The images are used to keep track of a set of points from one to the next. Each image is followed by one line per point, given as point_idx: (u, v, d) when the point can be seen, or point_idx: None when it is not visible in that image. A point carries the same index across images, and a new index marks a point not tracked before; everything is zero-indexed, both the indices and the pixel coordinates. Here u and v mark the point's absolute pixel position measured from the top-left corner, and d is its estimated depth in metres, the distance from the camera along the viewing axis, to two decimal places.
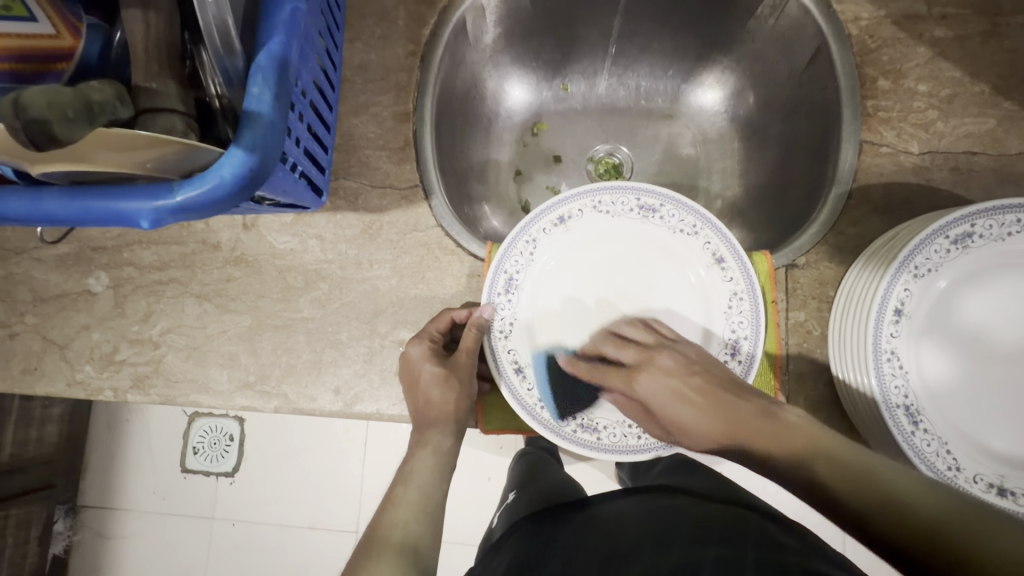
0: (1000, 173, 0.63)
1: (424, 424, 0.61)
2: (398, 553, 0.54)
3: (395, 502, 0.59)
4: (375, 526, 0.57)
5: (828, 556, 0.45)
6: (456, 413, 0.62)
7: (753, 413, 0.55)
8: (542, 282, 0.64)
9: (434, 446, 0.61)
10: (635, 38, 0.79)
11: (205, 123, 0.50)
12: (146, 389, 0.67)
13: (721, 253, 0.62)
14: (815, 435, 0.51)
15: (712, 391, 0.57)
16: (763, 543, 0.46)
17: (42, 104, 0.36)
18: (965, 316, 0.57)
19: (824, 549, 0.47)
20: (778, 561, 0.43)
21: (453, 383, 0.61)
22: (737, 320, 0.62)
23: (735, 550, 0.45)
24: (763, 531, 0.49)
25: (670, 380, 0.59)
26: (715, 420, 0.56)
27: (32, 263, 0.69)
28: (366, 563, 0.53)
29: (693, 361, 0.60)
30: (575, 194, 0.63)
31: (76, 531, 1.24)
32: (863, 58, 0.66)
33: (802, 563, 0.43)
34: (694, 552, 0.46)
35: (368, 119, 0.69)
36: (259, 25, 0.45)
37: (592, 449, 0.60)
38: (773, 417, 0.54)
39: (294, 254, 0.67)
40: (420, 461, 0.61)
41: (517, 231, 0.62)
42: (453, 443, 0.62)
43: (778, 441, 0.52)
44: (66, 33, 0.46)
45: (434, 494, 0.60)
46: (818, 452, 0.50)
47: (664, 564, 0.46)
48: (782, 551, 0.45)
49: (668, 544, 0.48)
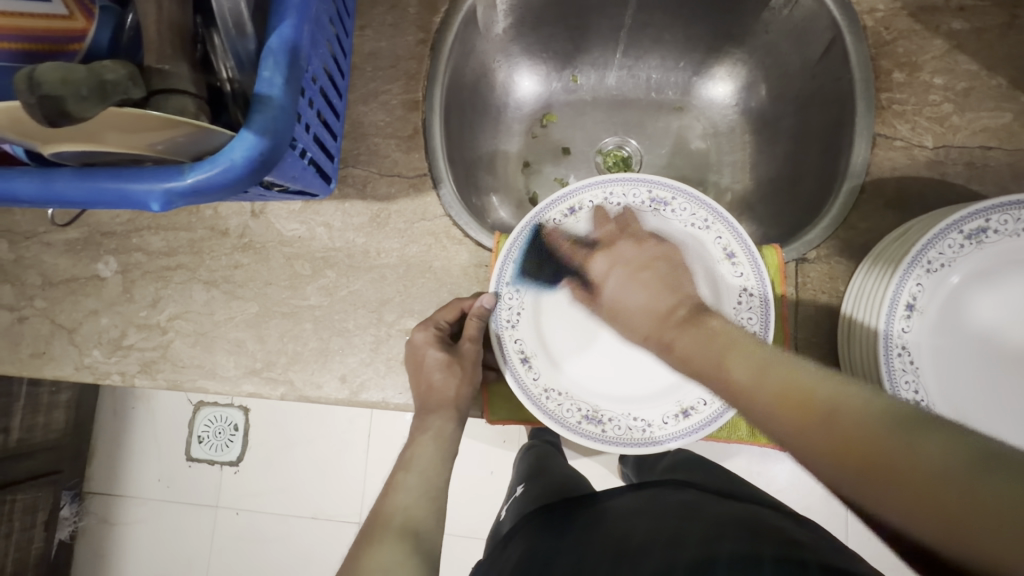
0: (1015, 168, 0.62)
1: (425, 408, 0.61)
2: (402, 539, 0.53)
3: (396, 487, 0.58)
4: (377, 511, 0.57)
5: (846, 553, 0.45)
6: (457, 400, 0.62)
7: (690, 325, 0.50)
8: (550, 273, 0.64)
9: (436, 433, 0.61)
10: (647, 29, 0.78)
11: (216, 108, 0.50)
12: (154, 374, 0.67)
13: (731, 248, 0.61)
14: (733, 342, 0.46)
15: (658, 286, 0.56)
16: (779, 539, 0.46)
17: (57, 80, 0.34)
18: (979, 313, 0.56)
19: (838, 543, 0.47)
20: (796, 555, 0.42)
21: (456, 370, 0.61)
22: (746, 317, 0.60)
23: (755, 544, 0.44)
24: (779, 527, 0.49)
25: (618, 264, 0.59)
26: (639, 312, 0.55)
27: (41, 247, 0.69)
28: (366, 546, 0.53)
29: (651, 257, 0.59)
30: (587, 184, 0.63)
31: (82, 516, 1.25)
32: (879, 50, 0.65)
33: (817, 556, 0.42)
34: (709, 546, 0.45)
35: (377, 107, 0.69)
36: (270, 9, 0.45)
37: (597, 441, 0.59)
38: (700, 328, 0.49)
39: (302, 242, 0.67)
40: (421, 447, 0.61)
41: (528, 221, 0.62)
42: (455, 428, 0.62)
43: (698, 343, 0.48)
44: (78, 14, 0.46)
45: (435, 479, 0.60)
46: (733, 355, 0.45)
47: (679, 559, 0.45)
48: (797, 546, 0.44)
49: (685, 540, 0.47)
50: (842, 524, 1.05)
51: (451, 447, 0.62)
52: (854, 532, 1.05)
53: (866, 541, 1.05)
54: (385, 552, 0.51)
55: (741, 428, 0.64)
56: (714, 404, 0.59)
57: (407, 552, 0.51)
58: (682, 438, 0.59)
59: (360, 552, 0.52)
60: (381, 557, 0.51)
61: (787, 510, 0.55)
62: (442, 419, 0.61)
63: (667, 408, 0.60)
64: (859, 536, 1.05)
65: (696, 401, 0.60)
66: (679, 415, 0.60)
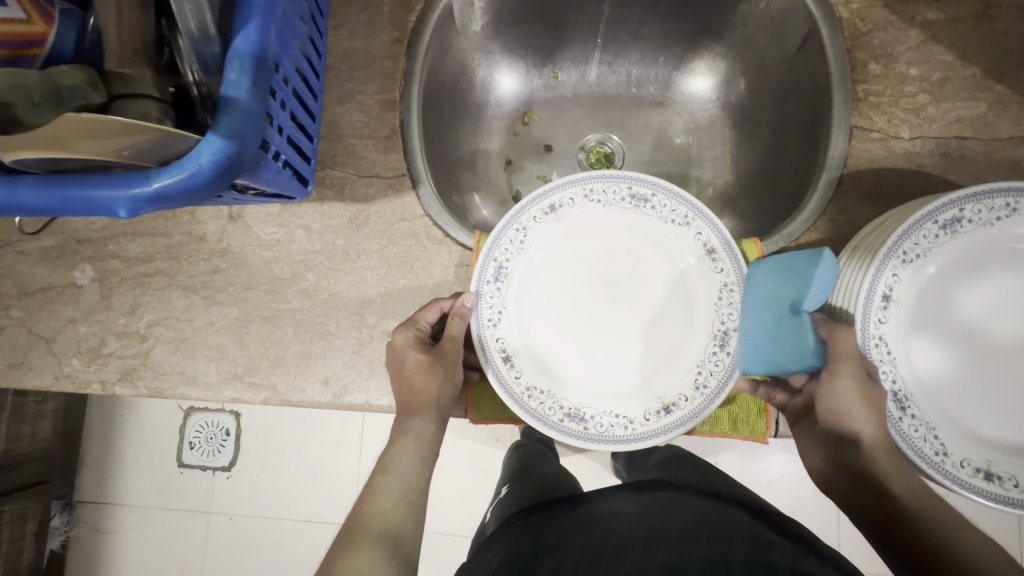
0: (991, 158, 0.63)
1: (406, 411, 0.60)
2: (379, 542, 0.54)
3: (375, 490, 0.58)
4: (355, 512, 0.57)
5: (819, 554, 0.46)
6: (439, 402, 0.61)
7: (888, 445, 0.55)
8: (530, 270, 0.64)
9: (416, 435, 0.60)
10: (625, 25, 0.78)
11: (184, 112, 0.49)
12: (135, 382, 0.66)
13: (712, 244, 0.62)
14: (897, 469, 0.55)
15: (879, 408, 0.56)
16: (754, 541, 0.46)
17: (6, 89, 0.40)
18: (956, 300, 0.57)
19: (821, 548, 0.48)
20: (769, 560, 0.43)
21: (437, 373, 0.61)
22: (727, 312, 0.62)
23: (729, 546, 0.46)
24: (754, 528, 0.50)
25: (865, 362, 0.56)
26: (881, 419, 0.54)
27: (16, 256, 0.68)
28: (345, 553, 0.53)
29: None
30: (566, 182, 0.62)
31: (72, 526, 1.24)
32: (854, 42, 0.66)
33: (790, 562, 0.43)
34: (684, 548, 0.46)
35: (353, 108, 0.68)
36: (234, 11, 0.44)
37: (579, 438, 0.60)
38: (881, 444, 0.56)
39: (281, 245, 0.67)
40: (401, 449, 0.60)
41: (508, 219, 0.62)
42: (436, 430, 0.61)
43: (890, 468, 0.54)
44: (37, 19, 0.45)
45: (415, 481, 0.60)
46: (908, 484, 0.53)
47: (654, 559, 0.46)
48: (770, 548, 0.45)
49: (662, 539, 0.48)
50: (833, 515, 1.06)
51: (432, 450, 0.61)
52: (842, 523, 1.06)
53: (856, 531, 1.06)
54: (363, 557, 0.53)
55: (724, 421, 0.64)
56: (694, 400, 0.60)
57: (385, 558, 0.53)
58: (664, 434, 0.60)
59: (338, 555, 0.53)
60: (360, 562, 0.52)
61: (768, 510, 0.55)
62: (423, 421, 0.60)
63: (649, 404, 0.61)
64: (849, 527, 1.06)
65: (677, 397, 0.61)
66: (661, 412, 0.60)
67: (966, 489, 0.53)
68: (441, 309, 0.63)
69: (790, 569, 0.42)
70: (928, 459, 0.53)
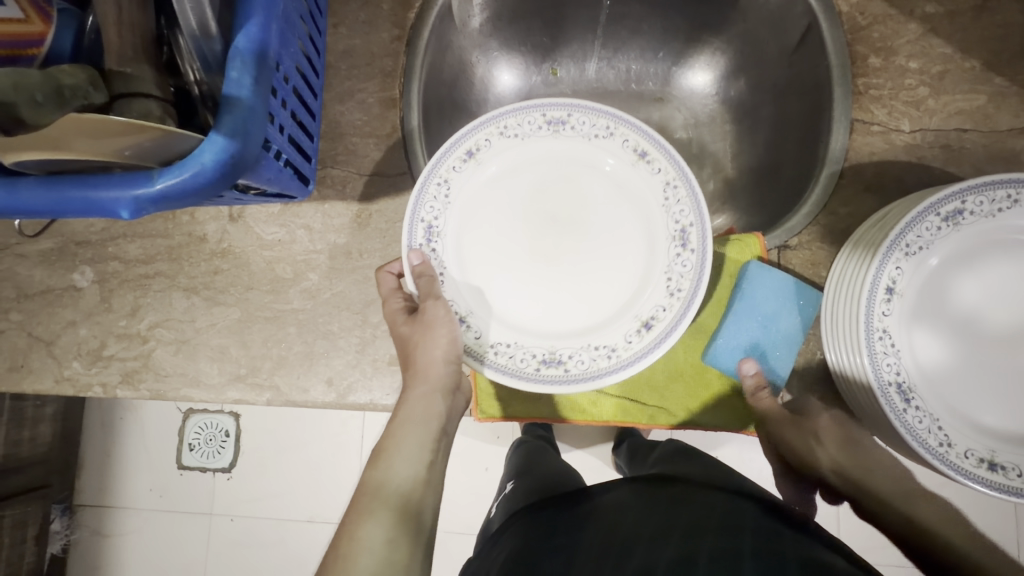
0: (990, 149, 0.63)
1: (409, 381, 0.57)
2: (388, 515, 0.50)
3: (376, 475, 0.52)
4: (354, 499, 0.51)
5: (822, 540, 0.47)
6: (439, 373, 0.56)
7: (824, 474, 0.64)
8: (464, 222, 0.60)
9: (415, 419, 0.56)
10: (624, 20, 0.78)
11: (186, 112, 0.49)
12: (136, 384, 0.66)
13: (642, 146, 0.59)
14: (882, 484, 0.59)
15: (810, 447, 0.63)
16: (760, 532, 0.47)
17: (8, 87, 0.39)
18: (960, 294, 0.57)
19: (820, 532, 0.49)
20: (777, 551, 0.44)
21: (420, 335, 0.56)
22: (678, 210, 0.58)
23: (737, 539, 0.46)
24: (758, 518, 0.50)
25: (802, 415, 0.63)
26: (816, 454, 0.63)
27: (15, 259, 0.67)
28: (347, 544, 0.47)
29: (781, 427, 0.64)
30: (478, 122, 0.58)
31: (73, 530, 1.23)
32: (854, 35, 0.66)
33: (796, 551, 0.44)
34: (692, 543, 0.46)
35: (353, 107, 0.68)
36: (236, 6, 0.44)
37: (562, 382, 0.55)
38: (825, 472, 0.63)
39: (282, 245, 0.67)
40: (403, 433, 0.55)
41: (425, 175, 0.57)
42: (444, 404, 0.57)
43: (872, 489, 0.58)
44: (35, 18, 0.45)
45: (419, 467, 0.54)
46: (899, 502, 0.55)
47: (662, 555, 0.46)
48: (775, 539, 0.46)
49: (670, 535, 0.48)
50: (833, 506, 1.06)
51: (436, 430, 0.56)
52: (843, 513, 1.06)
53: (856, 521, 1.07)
54: (369, 543, 0.47)
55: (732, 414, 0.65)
56: (672, 308, 0.56)
57: (398, 527, 0.49)
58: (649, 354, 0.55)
59: (343, 539, 0.48)
60: (367, 543, 0.47)
61: (772, 501, 0.55)
62: (425, 394, 0.56)
63: (627, 326, 0.57)
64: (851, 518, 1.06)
65: (654, 310, 0.57)
66: (641, 329, 0.56)
67: (969, 479, 0.52)
68: (392, 275, 0.62)
69: (799, 561, 0.42)
70: (932, 450, 0.53)
